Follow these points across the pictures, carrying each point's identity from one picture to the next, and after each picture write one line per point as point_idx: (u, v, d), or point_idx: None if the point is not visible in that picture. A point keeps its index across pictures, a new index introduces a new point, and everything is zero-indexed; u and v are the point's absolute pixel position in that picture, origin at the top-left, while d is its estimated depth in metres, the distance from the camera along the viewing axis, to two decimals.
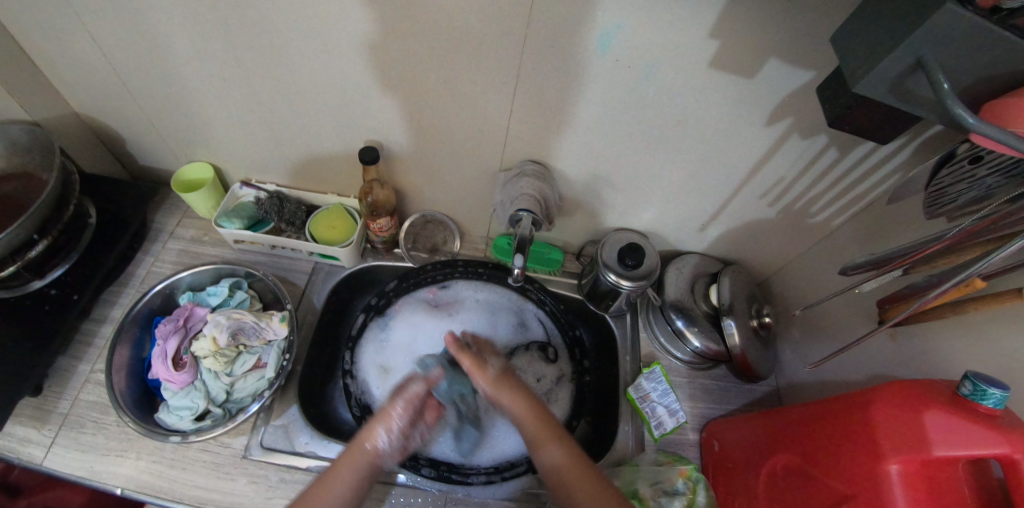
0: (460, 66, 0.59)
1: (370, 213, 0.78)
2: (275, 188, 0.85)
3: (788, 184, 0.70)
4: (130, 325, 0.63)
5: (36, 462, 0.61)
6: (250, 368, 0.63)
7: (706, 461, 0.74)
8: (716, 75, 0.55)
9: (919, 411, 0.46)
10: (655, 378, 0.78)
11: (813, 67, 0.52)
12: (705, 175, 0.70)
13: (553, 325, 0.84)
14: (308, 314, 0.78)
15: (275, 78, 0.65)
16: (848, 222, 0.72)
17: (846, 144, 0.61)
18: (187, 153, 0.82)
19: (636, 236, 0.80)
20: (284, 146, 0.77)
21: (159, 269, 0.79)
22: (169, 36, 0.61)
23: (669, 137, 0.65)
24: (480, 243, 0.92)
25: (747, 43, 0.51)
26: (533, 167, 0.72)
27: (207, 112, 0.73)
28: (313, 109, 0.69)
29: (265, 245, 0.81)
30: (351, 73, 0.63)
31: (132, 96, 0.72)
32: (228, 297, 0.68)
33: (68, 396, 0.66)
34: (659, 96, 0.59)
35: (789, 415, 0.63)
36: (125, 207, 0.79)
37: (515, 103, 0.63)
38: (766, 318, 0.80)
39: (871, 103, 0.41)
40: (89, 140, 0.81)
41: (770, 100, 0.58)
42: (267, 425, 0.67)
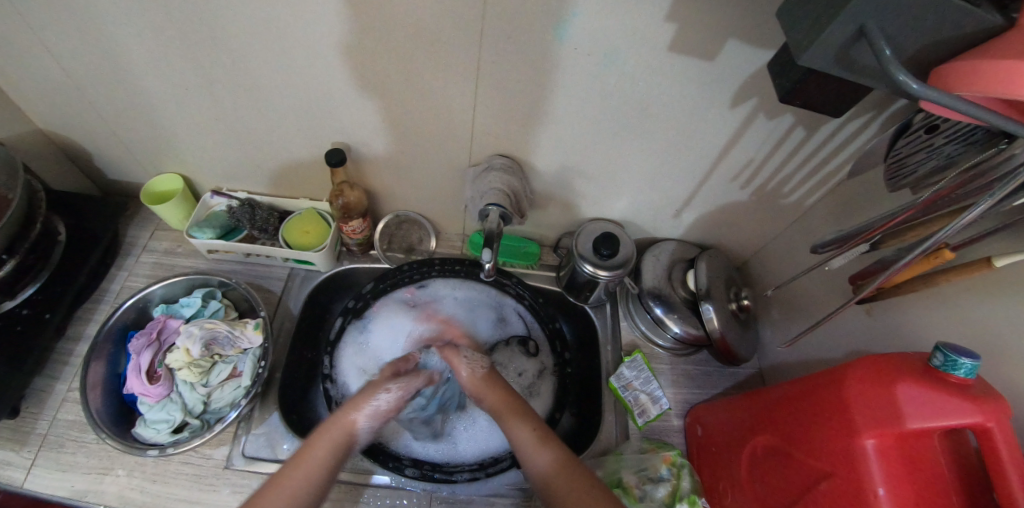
0: (421, 63, 0.58)
1: (343, 216, 0.77)
2: (247, 195, 0.85)
3: (759, 165, 0.70)
4: (103, 341, 0.63)
5: (15, 485, 0.61)
6: (225, 377, 0.62)
7: (690, 447, 0.74)
8: (677, 58, 0.55)
9: (892, 384, 0.46)
10: (637, 366, 0.79)
11: (773, 45, 0.52)
12: (676, 160, 0.70)
13: (534, 319, 0.83)
14: (285, 321, 0.78)
15: (237, 85, 0.64)
16: (823, 200, 0.72)
17: (812, 121, 0.61)
18: (156, 165, 0.81)
19: (611, 225, 0.80)
20: (251, 153, 0.77)
21: (134, 283, 0.79)
22: (124, 47, 0.60)
23: (636, 124, 0.64)
24: (456, 241, 0.91)
25: (705, 24, 0.50)
26: (501, 161, 0.71)
27: (171, 122, 0.72)
28: (277, 114, 0.69)
29: (239, 254, 0.80)
30: (311, 75, 0.62)
31: (94, 110, 0.71)
32: (202, 307, 0.67)
33: (45, 416, 0.66)
34: (622, 82, 0.58)
35: (767, 396, 0.62)
36: (95, 222, 0.78)
37: (479, 97, 0.62)
38: (745, 301, 0.80)
39: (825, 77, 0.40)
40: (55, 157, 0.79)
41: (733, 81, 0.57)
42: (248, 434, 0.67)
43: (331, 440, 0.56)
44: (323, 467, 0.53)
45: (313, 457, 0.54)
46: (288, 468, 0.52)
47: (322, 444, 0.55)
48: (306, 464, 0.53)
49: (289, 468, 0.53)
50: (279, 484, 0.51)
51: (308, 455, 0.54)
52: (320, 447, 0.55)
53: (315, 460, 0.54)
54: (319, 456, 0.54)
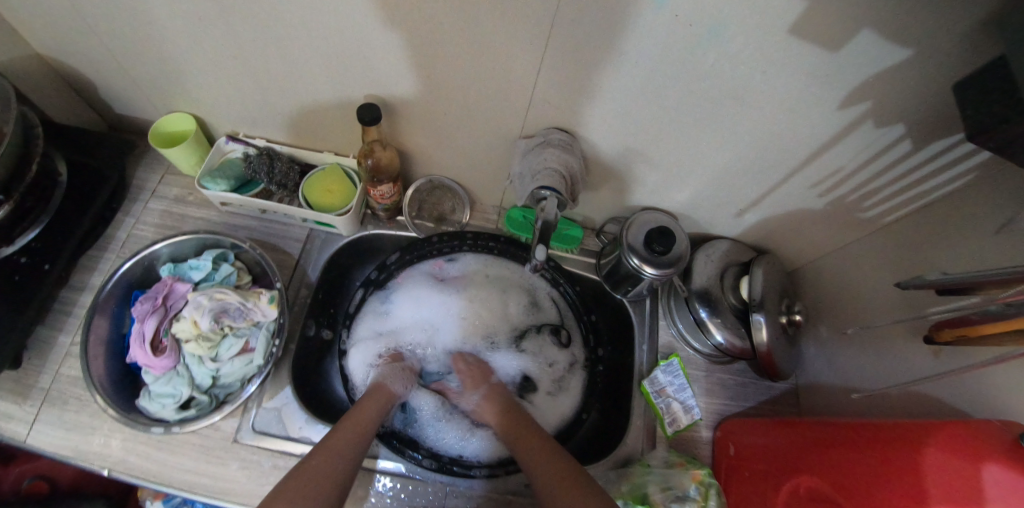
0: (479, 16, 0.49)
1: (371, 179, 0.70)
2: (265, 144, 0.77)
3: (847, 175, 0.61)
4: (106, 300, 0.58)
5: (18, 439, 0.58)
6: (236, 353, 0.57)
7: (719, 465, 0.71)
8: (795, 44, 0.45)
9: (978, 460, 0.40)
10: (672, 371, 0.75)
11: (920, 41, 0.42)
12: (754, 158, 0.61)
13: (568, 308, 0.78)
14: (302, 287, 0.72)
15: (258, 20, 0.55)
16: (902, 220, 0.64)
17: (930, 134, 0.52)
18: (166, 102, 0.72)
19: (666, 217, 0.73)
20: (273, 98, 0.68)
21: (142, 233, 0.73)
22: None
23: (720, 113, 0.55)
24: (491, 213, 0.83)
25: (844, 7, 0.40)
26: (560, 136, 0.62)
27: (183, 57, 0.63)
28: (304, 58, 0.60)
29: (255, 209, 0.74)
30: (346, 16, 0.52)
31: (95, 36, 0.62)
32: (212, 271, 0.61)
33: (48, 370, 0.62)
34: (718, 64, 0.49)
35: (824, 434, 0.58)
36: (99, 162, 0.71)
37: (543, 61, 0.53)
38: (797, 316, 0.74)
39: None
40: (55, 84, 0.71)
41: (854, 78, 0.47)
42: (259, 407, 0.63)
43: (375, 406, 0.62)
44: (369, 427, 0.59)
45: (361, 418, 0.59)
46: (336, 431, 0.57)
47: (366, 411, 0.61)
48: (354, 431, 0.57)
49: (338, 430, 0.57)
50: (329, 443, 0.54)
51: (356, 419, 0.59)
52: (367, 412, 0.61)
53: (363, 422, 0.59)
54: (366, 421, 0.59)
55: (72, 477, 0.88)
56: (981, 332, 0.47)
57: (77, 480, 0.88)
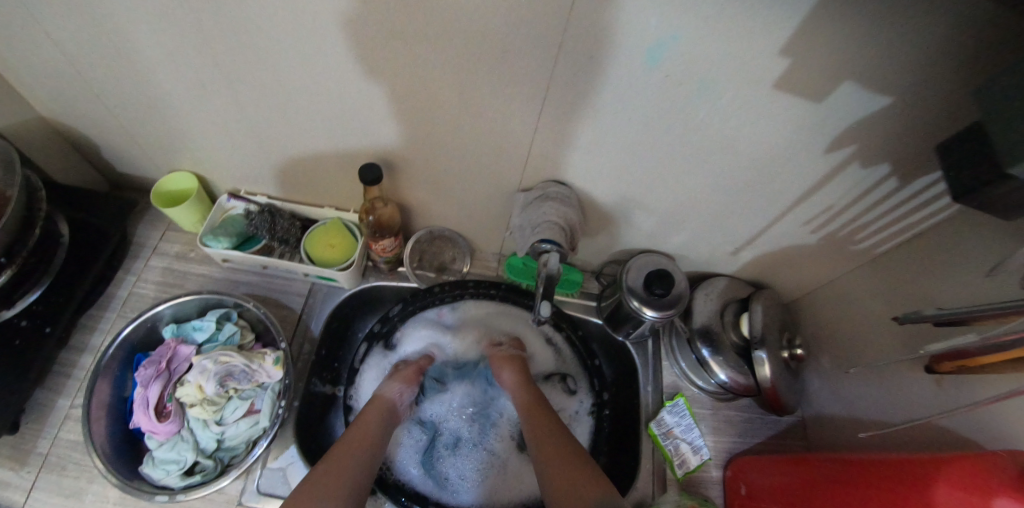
0: (478, 79, 0.51)
1: (373, 234, 0.71)
2: (267, 200, 0.78)
3: (837, 212, 0.63)
4: (108, 365, 0.58)
5: (15, 506, 0.58)
6: (242, 414, 0.56)
7: (731, 506, 0.69)
8: (780, 97, 0.47)
9: (986, 495, 0.41)
10: (679, 412, 0.74)
11: (896, 92, 0.44)
12: (746, 200, 0.63)
13: (572, 352, 0.78)
14: (306, 343, 0.73)
15: (263, 85, 0.57)
16: (895, 250, 0.66)
17: (914, 175, 0.54)
18: (170, 162, 0.74)
19: (664, 259, 0.74)
20: (277, 156, 0.70)
21: (143, 290, 0.73)
22: (140, 39, 0.53)
23: (712, 160, 0.57)
24: (492, 261, 0.84)
25: (822, 64, 0.43)
26: (558, 189, 0.64)
27: (189, 119, 0.65)
28: (309, 118, 0.61)
29: (256, 265, 0.74)
30: (351, 82, 0.54)
31: (102, 101, 0.64)
32: (216, 331, 0.61)
33: (46, 434, 0.62)
34: (708, 117, 0.51)
35: (834, 472, 0.58)
36: (101, 222, 0.71)
37: (541, 119, 0.55)
38: (799, 351, 0.75)
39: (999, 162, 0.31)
40: (60, 148, 0.72)
41: (836, 126, 0.50)
42: (263, 468, 0.62)
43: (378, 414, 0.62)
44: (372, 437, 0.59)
45: (365, 426, 0.59)
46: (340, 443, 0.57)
47: (371, 417, 0.61)
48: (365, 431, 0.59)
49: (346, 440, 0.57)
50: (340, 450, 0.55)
51: (362, 426, 0.59)
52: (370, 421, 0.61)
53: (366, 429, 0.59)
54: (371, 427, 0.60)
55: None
56: (983, 361, 0.49)
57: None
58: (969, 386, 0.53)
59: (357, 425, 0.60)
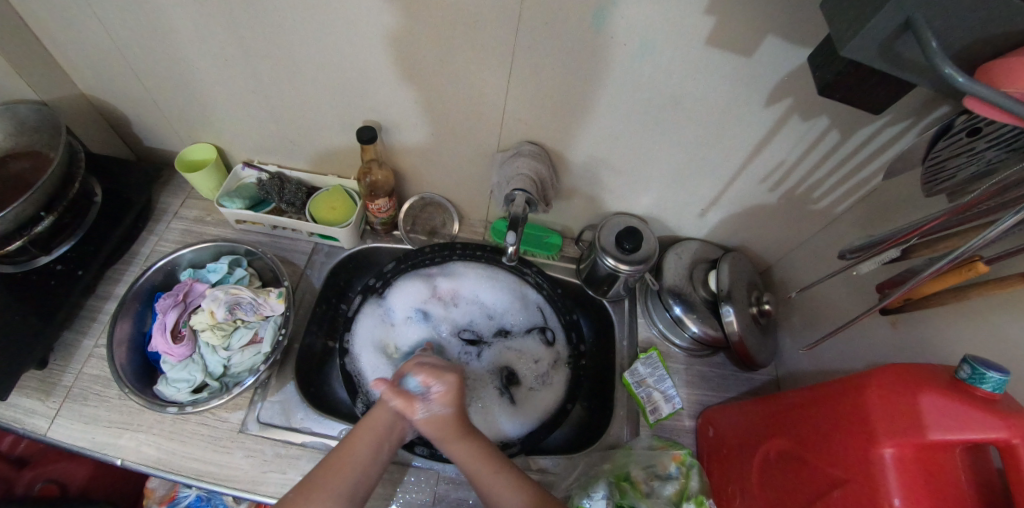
0: (456, 44, 0.59)
1: (369, 194, 0.78)
2: (277, 169, 0.86)
3: (789, 168, 0.67)
4: (131, 301, 0.66)
5: (39, 432, 0.63)
6: (246, 342, 0.66)
7: (701, 449, 0.74)
8: (713, 53, 0.54)
9: (914, 393, 0.45)
10: (652, 363, 0.79)
11: (813, 42, 0.50)
12: (701, 157, 0.69)
13: (552, 310, 0.83)
14: (307, 293, 0.80)
15: (271, 56, 0.65)
16: (853, 208, 0.68)
17: (849, 124, 0.58)
18: (191, 134, 0.83)
19: (636, 221, 0.80)
20: (282, 125, 0.78)
21: (163, 248, 0.81)
22: (169, 16, 0.62)
23: (666, 117, 0.64)
24: (479, 227, 0.92)
25: (744, 18, 0.50)
26: (531, 148, 0.71)
27: (206, 92, 0.74)
28: (311, 88, 0.70)
29: (266, 226, 0.82)
30: (348, 52, 0.63)
31: (135, 78, 0.74)
32: (227, 274, 0.70)
33: (71, 369, 0.68)
34: (655, 75, 0.58)
35: (785, 400, 0.61)
36: (129, 187, 0.80)
37: (513, 81, 0.62)
38: (766, 305, 0.76)
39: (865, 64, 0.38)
40: (93, 121, 0.82)
41: (769, 80, 0.56)
42: (264, 400, 0.68)
43: (373, 433, 0.56)
44: (365, 459, 0.54)
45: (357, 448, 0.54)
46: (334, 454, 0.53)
47: (362, 434, 0.56)
48: (353, 453, 0.54)
49: (323, 468, 0.52)
50: (331, 464, 0.52)
51: (350, 451, 0.54)
52: (362, 443, 0.55)
53: (358, 452, 0.54)
54: (361, 450, 0.54)
55: (84, 481, 0.89)
56: (924, 291, 0.53)
57: (88, 485, 0.89)
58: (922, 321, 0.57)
59: (348, 444, 0.55)
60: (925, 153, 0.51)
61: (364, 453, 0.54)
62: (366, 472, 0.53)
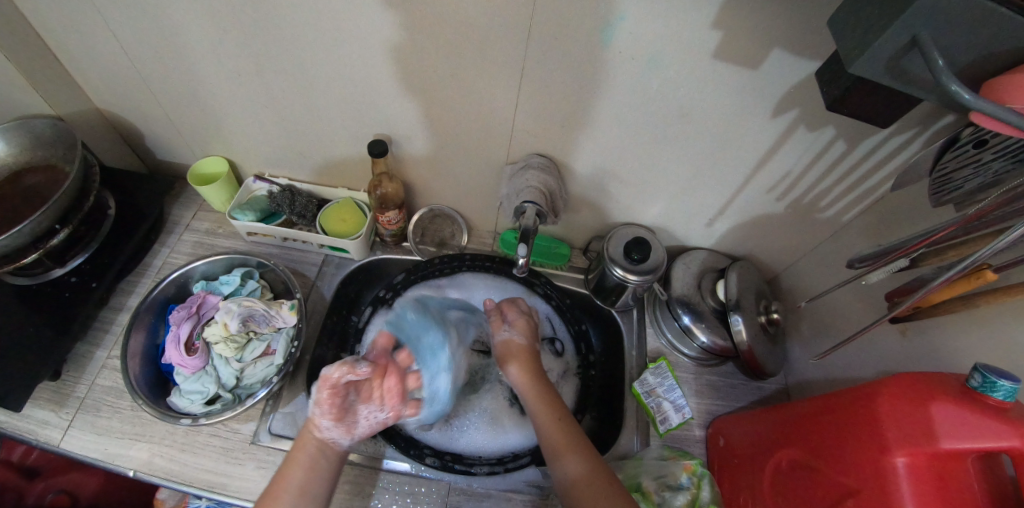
0: (466, 59, 0.60)
1: (379, 206, 0.79)
2: (288, 181, 0.87)
3: (796, 178, 0.68)
4: (145, 312, 0.67)
5: (52, 444, 0.64)
6: (259, 354, 0.66)
7: (711, 458, 0.74)
8: (720, 66, 0.55)
9: (925, 403, 0.45)
10: (661, 373, 0.79)
11: (820, 55, 0.51)
12: (708, 168, 0.70)
13: (560, 320, 0.83)
14: (318, 305, 0.81)
15: (284, 71, 0.67)
16: (859, 217, 0.69)
17: (855, 135, 0.59)
18: (204, 148, 0.84)
19: (644, 231, 0.80)
20: (293, 138, 0.79)
21: (175, 260, 0.82)
22: (186, 33, 0.63)
23: (674, 128, 0.64)
24: (487, 237, 0.92)
25: (752, 33, 0.51)
26: (540, 160, 0.72)
27: (220, 106, 0.75)
28: (323, 102, 0.71)
29: (277, 238, 0.83)
30: (360, 67, 0.64)
31: (150, 92, 0.75)
32: (239, 286, 0.71)
33: (84, 381, 0.69)
34: (663, 88, 0.59)
35: (797, 408, 0.61)
36: (142, 200, 0.81)
37: (522, 94, 0.64)
38: (774, 314, 0.76)
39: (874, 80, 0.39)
40: (108, 135, 0.83)
41: (775, 92, 0.57)
42: (276, 412, 0.68)
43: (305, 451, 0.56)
44: (304, 479, 0.54)
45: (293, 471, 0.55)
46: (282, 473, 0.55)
47: (299, 454, 0.56)
48: (294, 468, 0.55)
49: (266, 496, 0.53)
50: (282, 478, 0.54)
51: (285, 478, 0.54)
52: (294, 470, 0.55)
53: (295, 475, 0.54)
54: (296, 477, 0.54)
55: (95, 493, 0.89)
56: (934, 300, 0.53)
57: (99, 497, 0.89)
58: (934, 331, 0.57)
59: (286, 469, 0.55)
60: (931, 165, 0.52)
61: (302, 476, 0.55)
62: (307, 494, 0.54)
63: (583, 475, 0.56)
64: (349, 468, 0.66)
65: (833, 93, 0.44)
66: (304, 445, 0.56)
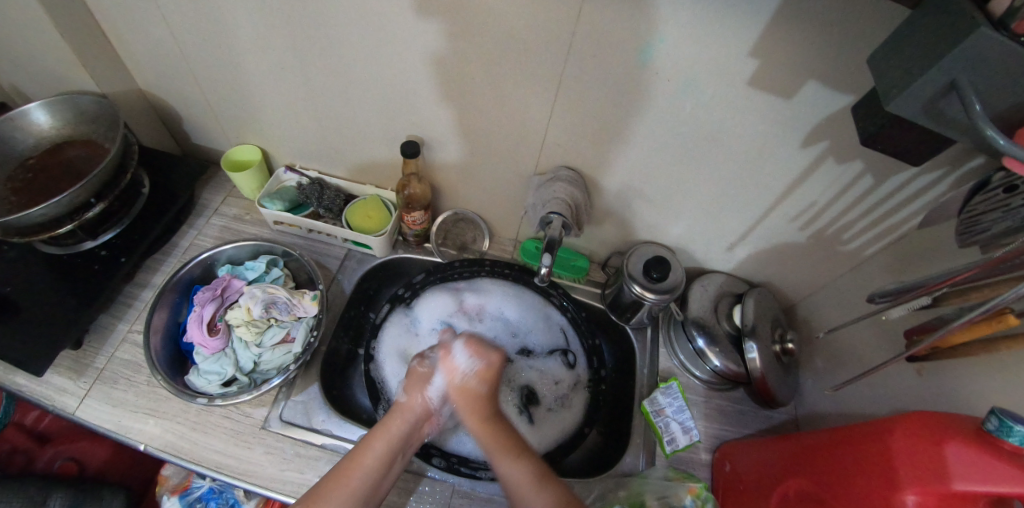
0: (505, 68, 0.62)
1: (405, 206, 0.81)
2: (317, 174, 0.89)
3: (821, 209, 0.69)
4: (170, 290, 0.68)
5: (68, 411, 0.65)
6: (278, 340, 0.67)
7: (717, 482, 0.73)
8: (754, 94, 0.56)
9: (940, 444, 0.45)
10: (671, 394, 0.79)
11: (855, 90, 0.52)
12: (733, 192, 0.71)
13: (574, 332, 0.83)
14: (337, 297, 0.82)
15: (327, 67, 0.69)
16: (882, 252, 0.69)
17: (884, 170, 0.60)
18: (239, 135, 0.87)
19: (664, 250, 0.81)
20: (327, 132, 0.81)
21: (202, 242, 0.84)
22: (236, 23, 0.66)
23: (703, 151, 0.66)
24: (508, 245, 0.94)
25: (789, 64, 0.52)
26: (568, 173, 0.74)
27: (260, 96, 0.77)
28: (361, 100, 0.73)
29: (302, 228, 0.85)
30: (401, 69, 0.66)
31: (194, 78, 0.77)
32: (264, 273, 0.72)
33: (104, 352, 0.70)
34: (696, 111, 0.60)
35: (811, 439, 0.61)
36: (175, 181, 0.83)
37: (556, 106, 0.65)
38: (790, 344, 0.76)
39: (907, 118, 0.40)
40: (147, 115, 0.86)
41: (807, 123, 0.58)
42: (288, 399, 0.69)
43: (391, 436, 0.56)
44: (383, 456, 0.55)
45: (375, 446, 0.55)
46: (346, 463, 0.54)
47: (377, 442, 0.56)
48: (364, 458, 0.54)
49: (338, 472, 0.53)
50: (340, 477, 0.53)
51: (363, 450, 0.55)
52: (357, 470, 0.53)
53: (375, 451, 0.55)
54: (375, 450, 0.55)
55: (103, 461, 0.89)
56: (954, 341, 0.54)
57: (104, 469, 0.88)
58: (952, 371, 0.57)
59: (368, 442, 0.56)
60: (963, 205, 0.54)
61: (377, 454, 0.55)
62: (381, 468, 0.54)
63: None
64: None
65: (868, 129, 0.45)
66: (388, 427, 0.57)
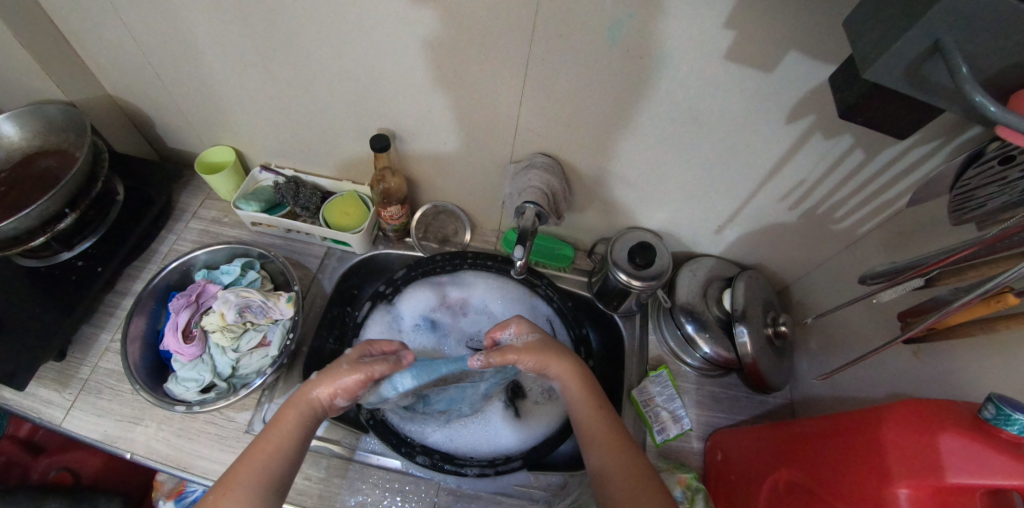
0: (469, 54, 0.59)
1: (382, 201, 0.79)
2: (294, 172, 0.88)
3: (810, 187, 0.65)
4: (146, 298, 0.68)
5: (54, 423, 0.65)
6: (255, 345, 0.67)
7: (710, 472, 0.71)
8: (732, 68, 0.53)
9: (932, 434, 0.42)
10: (662, 382, 0.77)
11: (839, 59, 0.48)
12: (717, 173, 0.67)
13: (562, 323, 0.81)
14: (318, 297, 0.81)
15: (288, 61, 0.66)
16: (875, 230, 0.66)
17: (875, 143, 0.56)
18: (212, 137, 0.85)
19: (650, 236, 0.78)
20: (299, 130, 0.79)
21: (181, 247, 0.83)
22: (192, 22, 0.63)
23: (682, 131, 0.62)
24: (491, 236, 0.92)
25: (766, 33, 0.48)
26: (544, 159, 0.71)
27: (227, 96, 0.75)
28: (327, 94, 0.70)
29: (280, 228, 0.84)
30: (363, 61, 0.63)
31: (159, 80, 0.75)
32: (239, 276, 0.72)
33: (88, 362, 0.70)
34: (671, 89, 0.57)
35: (803, 427, 0.59)
36: (151, 187, 0.82)
37: (526, 92, 0.62)
38: (783, 327, 0.73)
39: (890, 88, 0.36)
40: (119, 121, 0.85)
41: (789, 97, 0.54)
42: (271, 402, 0.69)
43: (298, 414, 0.55)
44: (291, 439, 0.53)
45: (278, 432, 0.53)
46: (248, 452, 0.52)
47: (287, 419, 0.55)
48: (277, 434, 0.53)
49: (247, 454, 0.52)
50: (251, 456, 0.51)
51: (273, 429, 0.54)
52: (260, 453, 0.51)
53: (280, 436, 0.53)
54: (285, 429, 0.54)
55: (96, 471, 0.93)
56: (951, 323, 0.50)
57: (98, 477, 0.93)
58: (948, 354, 0.54)
59: (270, 429, 0.54)
60: (954, 180, 0.50)
61: (283, 438, 0.53)
62: (285, 454, 0.52)
63: (631, 469, 0.53)
64: (341, 462, 0.67)
65: (849, 101, 0.42)
66: (295, 405, 0.56)
